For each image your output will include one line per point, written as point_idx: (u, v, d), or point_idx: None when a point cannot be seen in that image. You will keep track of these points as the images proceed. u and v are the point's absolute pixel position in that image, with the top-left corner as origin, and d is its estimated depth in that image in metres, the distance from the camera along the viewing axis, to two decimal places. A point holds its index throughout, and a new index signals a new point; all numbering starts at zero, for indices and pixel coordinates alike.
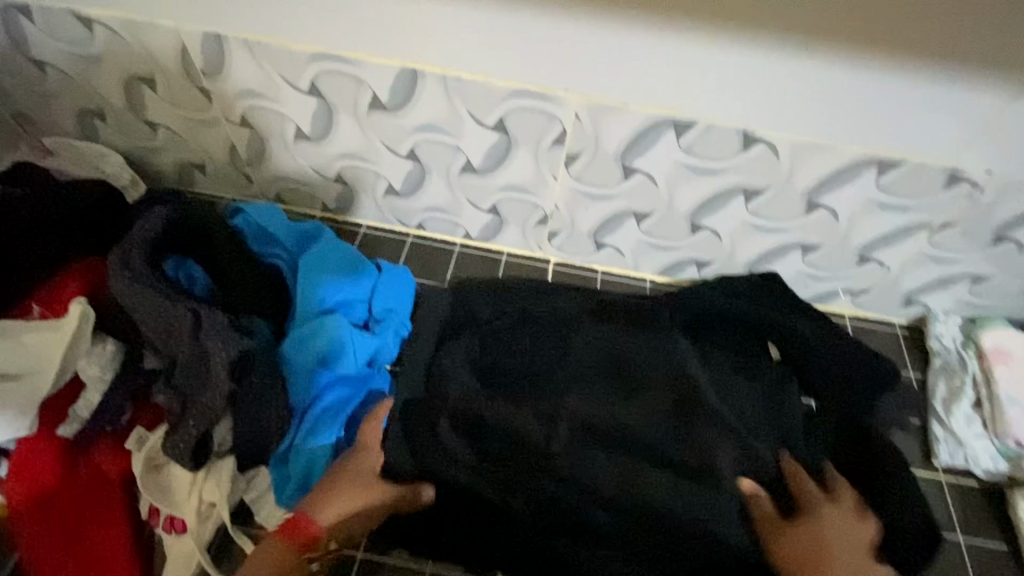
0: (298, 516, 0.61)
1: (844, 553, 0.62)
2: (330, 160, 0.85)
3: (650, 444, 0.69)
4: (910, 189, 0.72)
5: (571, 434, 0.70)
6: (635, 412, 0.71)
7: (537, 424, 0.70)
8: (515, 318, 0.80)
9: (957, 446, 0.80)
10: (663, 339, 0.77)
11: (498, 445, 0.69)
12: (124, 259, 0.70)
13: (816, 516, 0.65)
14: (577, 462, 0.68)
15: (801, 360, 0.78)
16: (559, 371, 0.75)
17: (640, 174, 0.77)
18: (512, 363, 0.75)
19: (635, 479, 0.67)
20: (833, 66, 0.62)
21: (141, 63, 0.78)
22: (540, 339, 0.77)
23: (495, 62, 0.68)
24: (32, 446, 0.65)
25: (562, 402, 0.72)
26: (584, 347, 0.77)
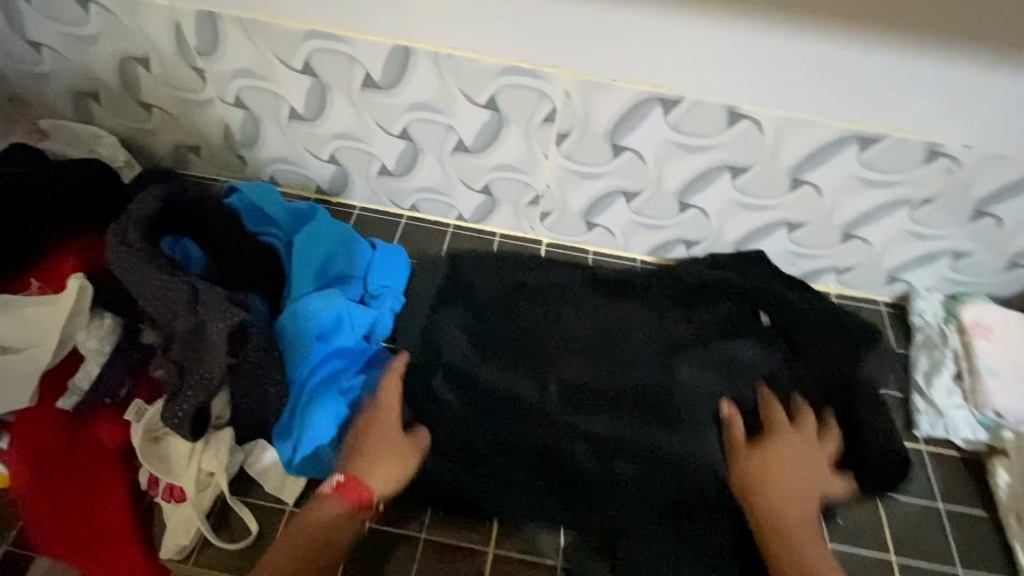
0: (351, 478, 0.63)
1: (794, 471, 0.68)
2: (324, 141, 0.86)
3: (633, 405, 0.76)
4: (892, 164, 0.74)
5: (560, 395, 0.76)
6: (622, 375, 0.78)
7: (531, 383, 0.76)
8: (509, 289, 0.84)
9: (937, 417, 0.82)
10: (647, 312, 0.83)
11: (495, 402, 0.75)
12: (122, 234, 0.71)
13: (777, 439, 0.71)
14: (569, 417, 0.74)
15: (789, 322, 0.82)
16: (552, 339, 0.81)
17: (629, 152, 0.78)
18: (509, 329, 0.81)
19: (618, 435, 0.73)
20: (814, 41, 0.64)
21: (136, 42, 0.79)
22: (535, 308, 0.83)
23: (486, 39, 0.70)
24: (34, 417, 0.67)
25: (555, 365, 0.78)
26: (576, 316, 0.83)
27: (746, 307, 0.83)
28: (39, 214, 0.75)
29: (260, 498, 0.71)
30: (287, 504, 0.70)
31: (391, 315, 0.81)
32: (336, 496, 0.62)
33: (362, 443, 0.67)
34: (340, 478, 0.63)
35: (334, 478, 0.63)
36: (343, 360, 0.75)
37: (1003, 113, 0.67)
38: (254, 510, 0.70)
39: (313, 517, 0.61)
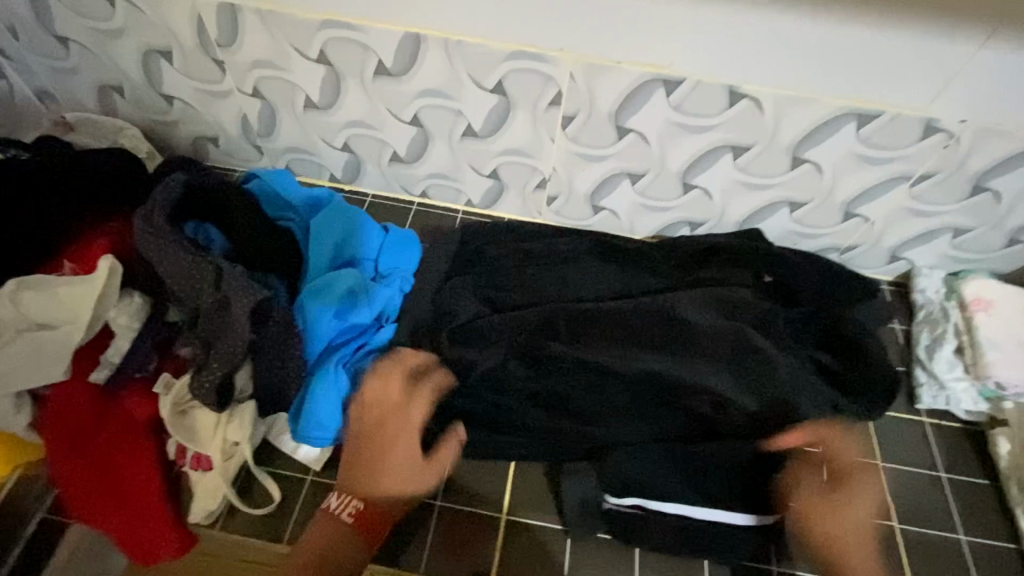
0: (366, 510, 0.65)
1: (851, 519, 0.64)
2: (338, 129, 0.90)
3: (632, 359, 0.77)
4: (890, 140, 0.76)
5: (563, 349, 0.78)
6: (633, 331, 0.80)
7: (543, 341, 0.79)
8: (517, 258, 0.88)
9: (939, 389, 0.84)
10: (647, 274, 0.87)
11: (510, 358, 0.79)
12: (149, 217, 0.73)
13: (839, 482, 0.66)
14: (578, 372, 0.78)
15: (793, 280, 0.86)
16: (559, 297, 0.84)
17: (633, 134, 0.81)
18: (523, 290, 0.85)
19: (614, 388, 0.77)
20: (812, 19, 0.66)
21: (160, 36, 0.82)
22: (545, 273, 0.86)
23: (493, 24, 0.72)
24: (70, 387, 0.70)
25: (566, 322, 0.80)
26: (589, 276, 0.87)
27: (749, 267, 0.86)
28: (70, 201, 0.79)
29: (284, 469, 0.74)
30: (308, 473, 0.74)
31: (401, 293, 0.84)
32: (349, 526, 0.64)
33: (379, 467, 0.66)
34: (358, 509, 0.65)
35: (351, 508, 0.65)
36: (354, 336, 0.79)
37: (998, 87, 0.69)
38: (276, 479, 0.74)
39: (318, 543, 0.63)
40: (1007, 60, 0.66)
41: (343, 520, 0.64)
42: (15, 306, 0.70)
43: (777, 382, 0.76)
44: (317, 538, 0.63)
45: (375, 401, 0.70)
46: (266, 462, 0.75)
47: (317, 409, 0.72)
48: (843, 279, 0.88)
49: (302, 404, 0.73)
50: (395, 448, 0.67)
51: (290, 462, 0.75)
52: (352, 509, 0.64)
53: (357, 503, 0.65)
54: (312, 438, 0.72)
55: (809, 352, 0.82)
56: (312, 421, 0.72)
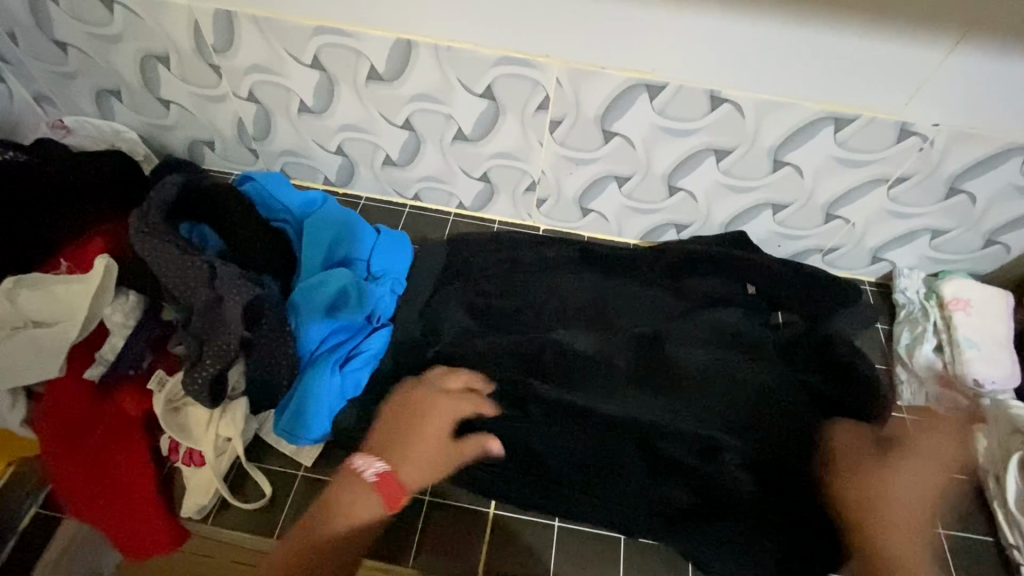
0: (392, 476, 0.62)
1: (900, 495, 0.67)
2: (331, 133, 0.92)
3: (616, 408, 0.75)
4: (867, 144, 0.78)
5: (542, 397, 0.76)
6: (627, 377, 0.78)
7: (529, 386, 0.77)
8: (504, 266, 0.89)
9: (919, 387, 0.86)
10: (636, 285, 0.88)
11: (503, 358, 0.79)
12: (145, 217, 0.75)
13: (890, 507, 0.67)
14: (569, 423, 0.75)
15: (777, 292, 0.88)
16: (547, 311, 0.85)
17: (619, 137, 0.83)
18: (510, 328, 0.83)
19: (600, 438, 0.75)
20: (790, 27, 0.68)
21: (157, 41, 0.84)
22: (531, 283, 0.88)
23: (484, 31, 0.74)
24: (63, 385, 0.71)
25: (559, 369, 0.78)
26: (570, 329, 0.83)
27: (735, 276, 0.88)
28: (66, 201, 0.80)
29: (276, 465, 0.76)
30: (300, 469, 0.75)
31: (392, 295, 0.85)
32: (373, 489, 0.61)
33: (415, 436, 0.66)
34: (382, 471, 0.62)
35: (376, 468, 0.62)
36: (346, 335, 0.80)
37: (971, 93, 0.71)
38: (268, 475, 0.75)
39: (340, 502, 0.60)
40: (975, 68, 0.69)
41: (368, 479, 0.61)
42: (10, 303, 0.71)
43: (775, 427, 0.75)
44: (342, 500, 0.60)
45: (428, 389, 0.70)
46: (259, 458, 0.76)
47: (301, 405, 0.75)
48: (823, 281, 0.89)
49: (291, 399, 0.75)
50: (432, 430, 0.66)
51: (281, 458, 0.76)
52: (377, 471, 0.62)
53: (381, 464, 0.62)
54: (295, 434, 0.74)
55: (801, 361, 0.83)
56: (297, 417, 0.74)
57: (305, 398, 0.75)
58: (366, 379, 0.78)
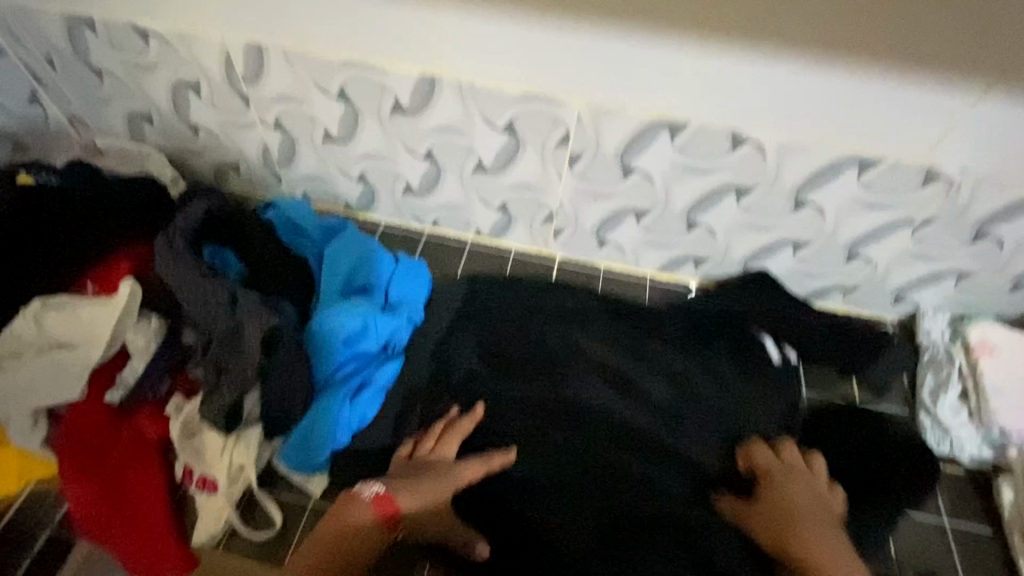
0: (388, 495, 0.65)
1: (806, 504, 0.68)
2: (354, 161, 0.93)
3: (619, 474, 0.75)
4: (891, 187, 0.77)
5: (547, 457, 0.76)
6: (638, 444, 0.78)
7: (540, 438, 0.77)
8: (523, 311, 0.88)
9: (943, 434, 0.84)
10: (655, 343, 0.86)
11: (516, 405, 0.80)
12: (170, 241, 0.77)
13: (784, 481, 0.71)
14: (575, 488, 0.73)
15: (804, 344, 0.87)
16: (564, 362, 0.84)
17: (638, 173, 0.83)
18: (523, 380, 0.82)
19: (604, 505, 0.72)
20: (815, 70, 0.68)
21: (189, 71, 0.86)
22: (551, 330, 0.86)
23: (506, 68, 0.75)
24: (82, 407, 0.72)
25: (572, 426, 0.78)
26: (583, 389, 0.81)
27: (749, 333, 0.87)
28: (94, 222, 0.82)
29: (287, 494, 0.76)
30: (309, 499, 0.75)
31: (411, 325, 0.86)
32: (370, 506, 0.63)
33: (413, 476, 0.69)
34: (378, 491, 0.65)
35: (373, 488, 0.65)
36: (359, 364, 0.81)
37: (999, 139, 0.70)
38: (279, 504, 0.75)
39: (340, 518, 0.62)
40: (1004, 115, 0.68)
41: (364, 498, 0.64)
42: (37, 325, 0.73)
43: None
44: (340, 514, 0.62)
45: (426, 449, 0.73)
46: (270, 485, 0.76)
47: (309, 435, 0.75)
48: (841, 328, 0.89)
49: (299, 431, 0.75)
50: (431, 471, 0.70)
51: (293, 486, 0.76)
52: (375, 491, 0.65)
53: (378, 486, 0.66)
54: (301, 465, 0.74)
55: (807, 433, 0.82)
56: (304, 449, 0.74)
57: (315, 426, 0.75)
58: (372, 413, 0.79)
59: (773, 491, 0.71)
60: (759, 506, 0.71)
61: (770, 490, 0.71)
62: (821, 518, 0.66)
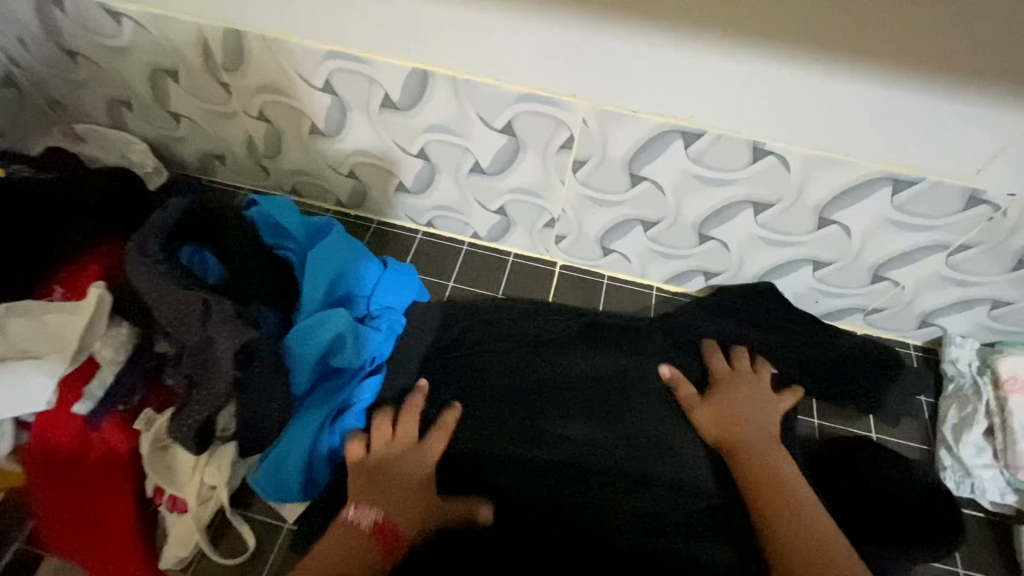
0: (387, 522, 0.62)
1: (746, 407, 0.75)
2: (343, 156, 0.87)
3: (607, 511, 0.70)
4: (927, 208, 0.70)
5: (533, 491, 0.71)
6: (624, 477, 0.73)
7: (522, 472, 0.72)
8: (508, 336, 0.82)
9: (963, 475, 0.78)
10: (644, 366, 0.80)
11: (498, 431, 0.75)
12: (141, 244, 0.72)
13: (731, 386, 0.77)
14: (571, 532, 0.68)
15: (797, 372, 0.82)
16: (548, 390, 0.78)
17: (647, 182, 0.76)
18: (509, 424, 0.75)
19: (594, 543, 0.68)
20: (850, 79, 0.60)
21: (167, 57, 0.80)
22: (533, 356, 0.81)
23: (505, 64, 0.68)
24: (50, 419, 0.69)
25: (562, 469, 0.73)
26: (575, 427, 0.75)
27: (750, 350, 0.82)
28: (66, 218, 0.77)
29: (261, 513, 0.73)
30: (285, 521, 0.72)
31: (391, 334, 0.81)
32: (371, 537, 0.61)
33: (389, 486, 0.66)
34: (376, 518, 0.62)
35: (370, 517, 0.62)
36: (340, 380, 0.77)
37: None
38: (252, 525, 0.72)
39: (343, 551, 0.59)
40: None
41: (364, 529, 0.61)
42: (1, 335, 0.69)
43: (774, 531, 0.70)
44: (335, 551, 0.59)
45: (383, 437, 0.71)
46: (243, 504, 0.73)
47: (282, 457, 0.71)
48: (841, 351, 0.83)
49: (271, 453, 0.72)
50: (409, 484, 0.67)
51: (268, 506, 0.73)
52: (372, 519, 0.62)
53: (374, 513, 0.63)
54: (269, 488, 0.71)
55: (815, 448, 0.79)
56: (275, 472, 0.71)
57: (294, 446, 0.71)
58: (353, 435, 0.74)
59: (722, 398, 0.76)
60: (711, 406, 0.76)
61: (726, 396, 0.76)
62: (759, 418, 0.74)
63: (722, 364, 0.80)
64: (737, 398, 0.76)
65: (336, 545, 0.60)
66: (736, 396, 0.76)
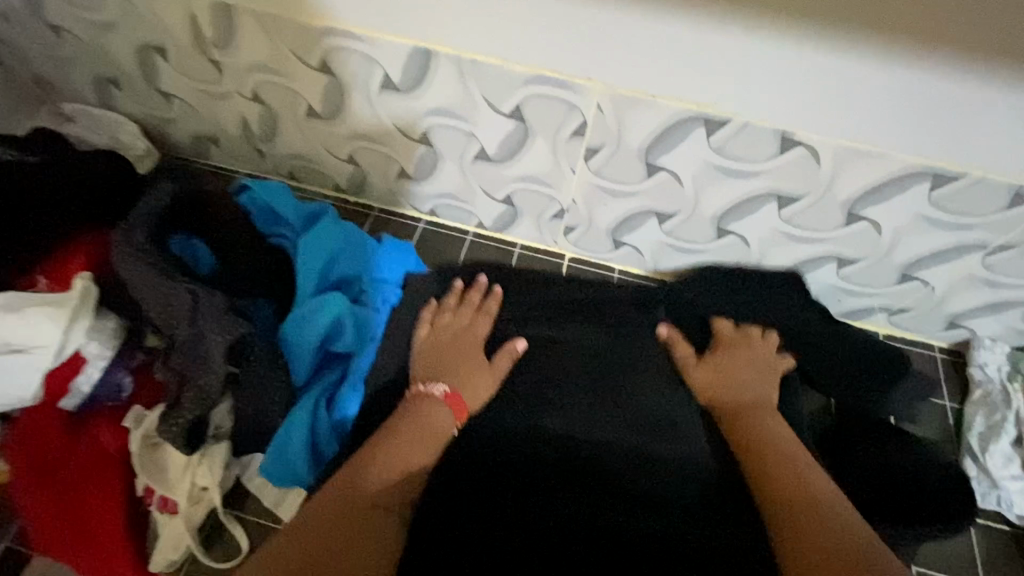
0: (456, 393, 0.68)
1: (749, 368, 0.73)
2: (342, 141, 0.83)
3: (617, 489, 0.64)
4: (968, 205, 0.65)
5: (538, 465, 0.66)
6: (630, 457, 0.67)
7: (526, 446, 0.67)
8: (516, 313, 0.79)
9: (990, 487, 0.74)
10: (645, 338, 0.76)
11: (498, 407, 0.70)
12: (129, 234, 0.69)
13: (732, 346, 0.75)
14: (579, 504, 0.62)
15: (804, 350, 0.78)
16: (552, 367, 0.74)
17: (665, 172, 0.71)
18: (511, 399, 0.71)
19: (604, 517, 0.61)
20: (892, 64, 0.55)
21: (154, 32, 0.76)
22: (538, 333, 0.77)
23: (512, 41, 0.63)
24: (38, 415, 0.67)
25: (567, 444, 0.67)
26: (569, 406, 0.71)
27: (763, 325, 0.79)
28: (52, 204, 0.74)
29: (254, 514, 0.70)
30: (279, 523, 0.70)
31: (387, 307, 0.78)
32: (443, 407, 0.67)
33: (454, 359, 0.72)
34: (446, 390, 0.68)
35: (439, 389, 0.68)
36: (341, 369, 0.73)
37: None
38: (246, 526, 0.70)
39: (419, 429, 0.65)
40: None
41: (434, 395, 0.68)
42: None
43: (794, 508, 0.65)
44: (406, 433, 0.64)
45: (445, 319, 0.76)
46: (235, 504, 0.71)
47: (285, 442, 0.67)
48: (852, 337, 0.79)
49: (274, 441, 0.67)
50: (466, 350, 0.73)
51: (261, 507, 0.71)
52: (443, 390, 0.68)
53: (443, 386, 0.69)
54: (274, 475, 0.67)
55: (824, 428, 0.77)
56: (279, 458, 0.67)
57: (292, 434, 0.67)
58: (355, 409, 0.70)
59: (722, 358, 0.74)
60: (711, 369, 0.74)
61: (722, 358, 0.74)
62: (755, 382, 0.72)
63: (728, 328, 0.78)
64: (735, 362, 0.74)
65: (406, 426, 0.65)
66: (735, 356, 0.74)
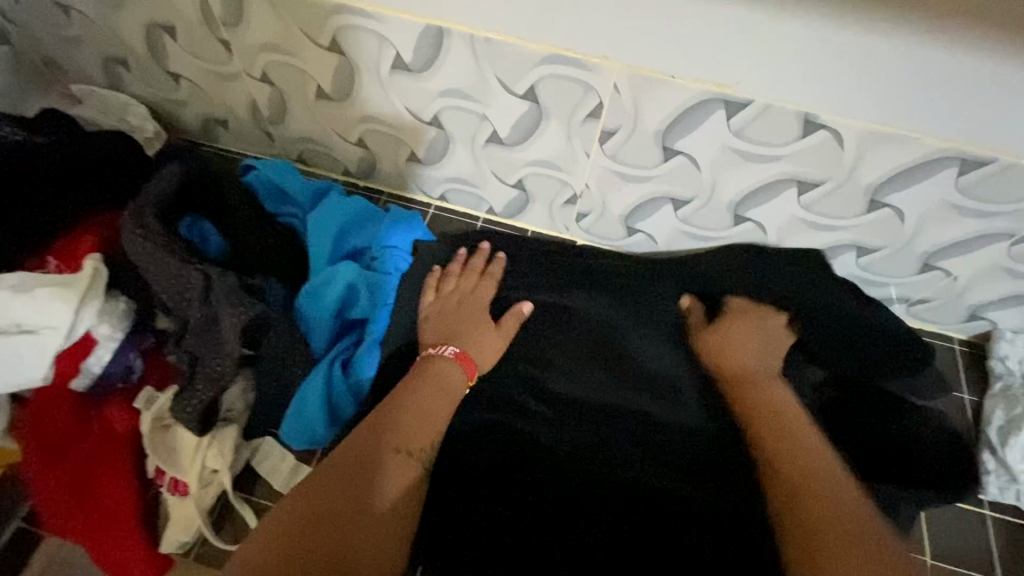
0: (466, 354, 0.68)
1: (756, 337, 0.72)
2: (351, 123, 0.81)
3: (616, 449, 0.68)
4: (995, 192, 0.63)
5: (541, 428, 0.69)
6: (632, 421, 0.69)
7: (532, 410, 0.69)
8: (522, 281, 0.78)
9: (1009, 482, 0.72)
10: (653, 307, 0.76)
11: (505, 374, 0.72)
12: (138, 216, 0.69)
13: (745, 312, 0.74)
14: (579, 465, 0.66)
15: (821, 322, 0.75)
16: (558, 333, 0.74)
17: (681, 156, 0.69)
18: (518, 365, 0.72)
19: (602, 477, 0.66)
20: (921, 44, 0.53)
21: (163, 11, 0.74)
22: (545, 299, 0.76)
23: (527, 19, 0.61)
24: (49, 397, 0.67)
25: (571, 408, 0.70)
26: (574, 372, 0.72)
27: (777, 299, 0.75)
28: (63, 185, 0.74)
29: (264, 498, 0.70)
30: None
31: (398, 272, 0.76)
32: (454, 365, 0.67)
33: (462, 322, 0.71)
34: (455, 351, 0.68)
35: (449, 350, 0.68)
36: (354, 339, 0.73)
37: None
38: (257, 509, 0.69)
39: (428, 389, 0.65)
40: None
41: (445, 355, 0.68)
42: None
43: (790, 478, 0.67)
44: (416, 396, 0.64)
45: (452, 285, 0.75)
46: (244, 488, 0.70)
47: (303, 404, 0.68)
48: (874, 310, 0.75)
49: (292, 409, 0.68)
50: (472, 317, 0.72)
51: (271, 490, 0.70)
52: (453, 351, 0.68)
53: (453, 347, 0.69)
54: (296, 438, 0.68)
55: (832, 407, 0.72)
56: (299, 422, 0.67)
57: (309, 397, 0.68)
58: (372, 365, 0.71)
59: (736, 321, 0.73)
60: (724, 333, 0.72)
61: (734, 325, 0.73)
62: (761, 349, 0.71)
63: (744, 299, 0.75)
64: (746, 332, 0.72)
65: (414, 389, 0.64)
66: (747, 323, 0.73)
